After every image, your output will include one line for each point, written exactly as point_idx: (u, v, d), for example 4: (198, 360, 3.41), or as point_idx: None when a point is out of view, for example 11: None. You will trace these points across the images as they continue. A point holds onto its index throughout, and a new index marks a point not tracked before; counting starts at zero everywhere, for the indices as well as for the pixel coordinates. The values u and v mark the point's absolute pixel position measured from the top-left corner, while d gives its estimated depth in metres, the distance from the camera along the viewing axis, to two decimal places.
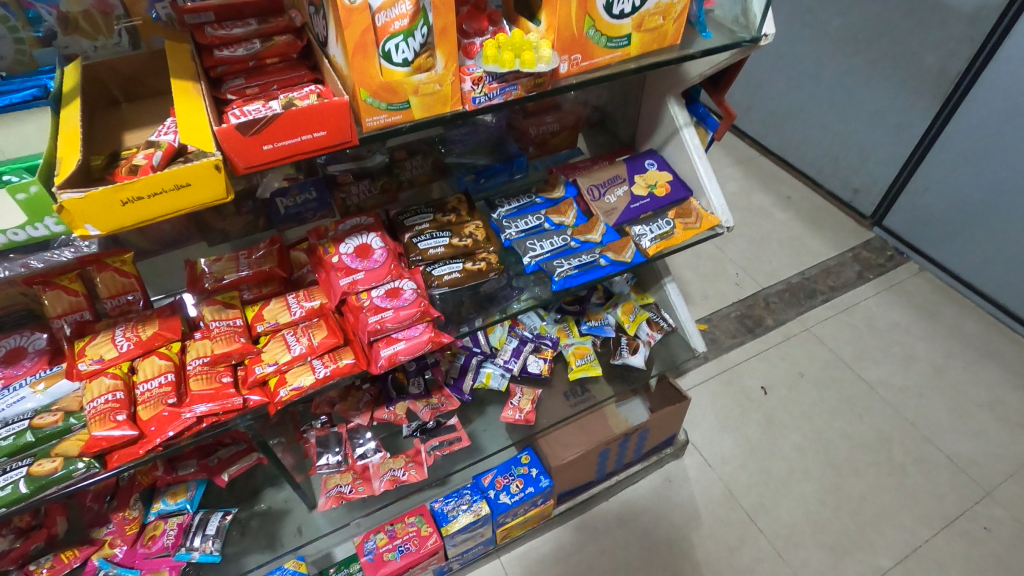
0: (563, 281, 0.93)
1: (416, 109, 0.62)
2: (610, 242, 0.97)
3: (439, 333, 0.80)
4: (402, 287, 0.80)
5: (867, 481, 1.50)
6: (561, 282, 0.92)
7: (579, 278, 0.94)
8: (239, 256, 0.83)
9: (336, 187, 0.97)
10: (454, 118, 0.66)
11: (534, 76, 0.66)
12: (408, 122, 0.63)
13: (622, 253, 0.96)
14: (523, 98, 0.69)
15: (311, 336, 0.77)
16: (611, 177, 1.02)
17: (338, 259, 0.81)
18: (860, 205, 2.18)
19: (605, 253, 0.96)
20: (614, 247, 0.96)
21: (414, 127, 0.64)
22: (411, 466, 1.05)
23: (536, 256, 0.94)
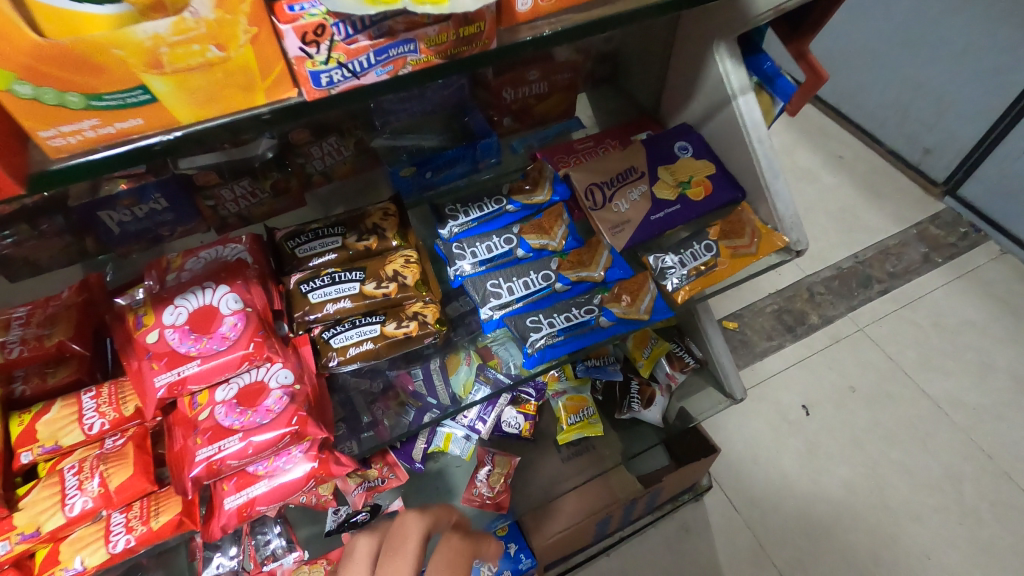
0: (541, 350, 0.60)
1: (176, 105, 0.33)
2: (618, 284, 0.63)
3: (327, 464, 0.49)
4: (265, 388, 0.48)
5: (932, 532, 1.21)
6: (538, 351, 0.59)
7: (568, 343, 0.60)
8: (9, 318, 0.51)
9: (196, 190, 0.62)
10: (279, 111, 0.36)
11: (439, 24, 0.36)
12: (175, 129, 0.34)
13: (635, 304, 0.62)
14: (429, 67, 0.39)
15: (107, 478, 0.46)
16: (623, 171, 0.67)
17: (159, 337, 0.48)
18: (929, 168, 1.78)
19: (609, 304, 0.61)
20: (623, 295, 0.62)
21: (195, 137, 0.35)
22: None
23: (501, 308, 0.61)
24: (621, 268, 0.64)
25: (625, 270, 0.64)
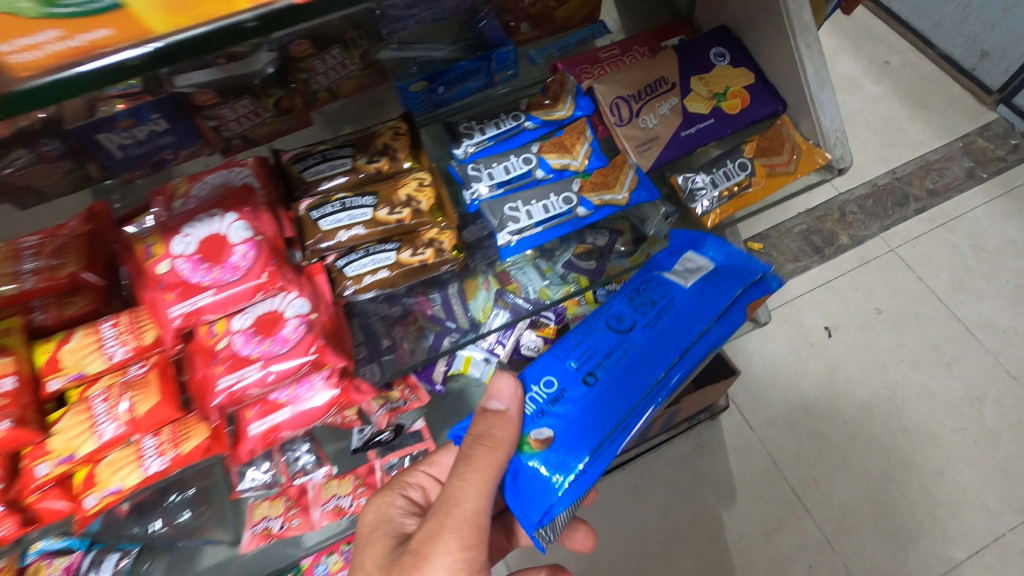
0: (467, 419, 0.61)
1: (146, 11, 0.28)
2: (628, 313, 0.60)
3: (348, 387, 0.49)
4: (281, 317, 0.47)
5: (948, 451, 1.22)
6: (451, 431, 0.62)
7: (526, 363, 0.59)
8: (21, 249, 0.51)
9: (195, 109, 0.59)
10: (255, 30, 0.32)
11: None
12: (142, 41, 0.30)
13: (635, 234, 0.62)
14: None
15: (132, 403, 0.46)
16: (653, 82, 0.62)
17: (169, 268, 0.47)
18: (984, 73, 1.64)
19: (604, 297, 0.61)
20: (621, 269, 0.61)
21: (154, 62, 0.31)
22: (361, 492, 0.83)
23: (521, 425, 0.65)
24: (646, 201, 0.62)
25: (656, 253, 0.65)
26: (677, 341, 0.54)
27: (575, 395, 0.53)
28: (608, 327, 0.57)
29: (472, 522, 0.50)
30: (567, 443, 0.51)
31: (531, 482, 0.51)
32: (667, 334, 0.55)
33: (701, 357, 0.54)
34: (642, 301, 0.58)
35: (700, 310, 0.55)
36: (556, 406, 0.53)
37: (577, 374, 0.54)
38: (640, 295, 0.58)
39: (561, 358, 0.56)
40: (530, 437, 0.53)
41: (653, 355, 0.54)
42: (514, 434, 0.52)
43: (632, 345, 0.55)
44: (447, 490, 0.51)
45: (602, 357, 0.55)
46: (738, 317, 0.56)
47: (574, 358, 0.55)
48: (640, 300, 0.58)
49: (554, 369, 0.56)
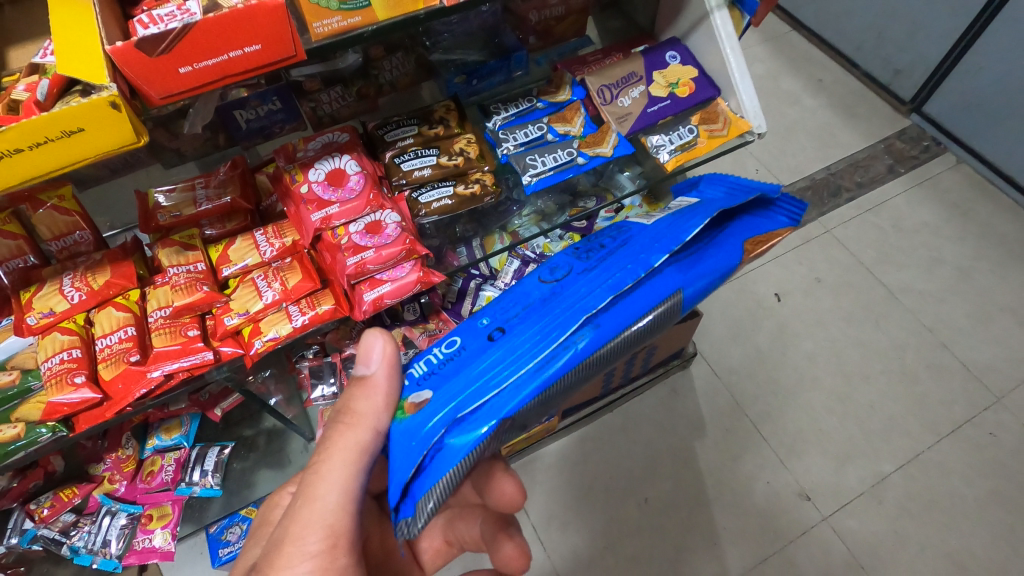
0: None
1: (379, 9, 0.50)
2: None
3: (427, 272, 0.71)
4: (384, 221, 0.70)
5: (877, 389, 1.46)
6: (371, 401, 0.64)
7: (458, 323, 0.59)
8: (194, 183, 0.72)
9: (302, 94, 0.82)
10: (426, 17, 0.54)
11: None
12: (370, 25, 0.51)
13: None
14: None
15: (284, 280, 0.68)
16: (626, 75, 0.87)
17: (308, 189, 0.70)
18: (899, 88, 1.95)
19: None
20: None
21: (377, 33, 0.53)
22: None
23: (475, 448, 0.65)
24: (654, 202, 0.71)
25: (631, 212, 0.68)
26: (611, 283, 0.53)
27: (476, 348, 0.52)
28: (540, 281, 0.57)
29: (327, 521, 0.57)
30: (444, 398, 0.51)
31: (405, 454, 0.50)
32: (594, 285, 0.53)
33: (648, 293, 0.53)
34: (587, 253, 0.59)
35: (643, 254, 0.55)
36: (448, 364, 0.53)
37: (485, 330, 0.54)
38: (588, 245, 0.60)
39: (476, 318, 0.56)
40: (407, 402, 0.53)
41: (575, 304, 0.52)
42: (378, 403, 0.55)
43: (554, 297, 0.54)
44: (310, 479, 0.58)
45: (518, 314, 0.54)
46: (710, 256, 0.56)
47: (488, 316, 0.55)
48: (587, 249, 0.59)
49: (467, 330, 0.55)
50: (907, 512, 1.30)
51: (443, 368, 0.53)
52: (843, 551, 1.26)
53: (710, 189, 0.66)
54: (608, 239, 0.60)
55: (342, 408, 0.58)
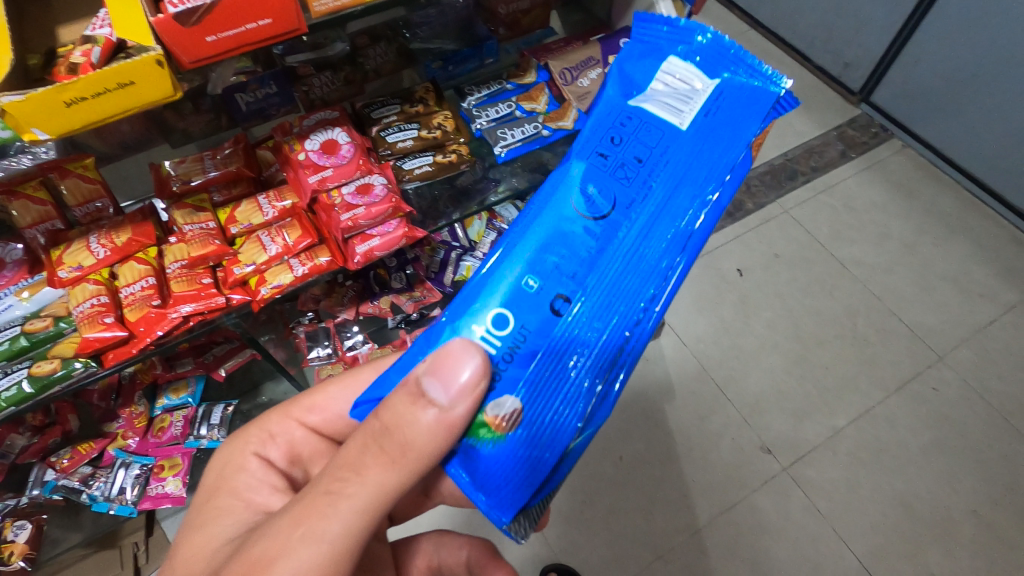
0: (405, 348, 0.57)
1: None
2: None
3: (411, 228, 0.82)
4: (373, 183, 0.80)
5: (831, 352, 1.58)
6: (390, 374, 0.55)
7: (480, 273, 0.53)
8: (203, 156, 0.81)
9: (297, 79, 0.92)
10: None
11: None
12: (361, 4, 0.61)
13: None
14: None
15: (285, 237, 0.78)
16: (584, 59, 0.99)
17: (305, 156, 0.80)
18: (848, 79, 2.10)
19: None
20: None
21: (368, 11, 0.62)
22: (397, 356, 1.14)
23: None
24: (632, 52, 0.61)
25: (623, 84, 0.59)
26: (676, 237, 0.53)
27: (542, 326, 0.51)
28: (583, 220, 0.53)
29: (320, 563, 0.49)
30: (527, 395, 0.50)
31: (504, 469, 0.50)
32: (649, 242, 0.53)
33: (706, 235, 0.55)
34: (616, 177, 0.55)
35: (687, 197, 0.54)
36: (509, 348, 0.50)
37: (542, 299, 0.51)
38: (618, 164, 0.55)
39: (518, 278, 0.52)
40: (487, 417, 0.50)
41: (647, 262, 0.53)
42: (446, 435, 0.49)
43: (609, 249, 0.53)
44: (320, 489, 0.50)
45: (574, 279, 0.52)
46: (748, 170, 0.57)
47: (534, 277, 0.52)
48: (621, 171, 0.55)
49: (516, 301, 0.51)
50: (859, 460, 1.41)
51: (514, 361, 0.50)
52: (801, 497, 1.36)
53: (720, 57, 0.58)
54: (637, 150, 0.55)
55: (389, 428, 0.49)
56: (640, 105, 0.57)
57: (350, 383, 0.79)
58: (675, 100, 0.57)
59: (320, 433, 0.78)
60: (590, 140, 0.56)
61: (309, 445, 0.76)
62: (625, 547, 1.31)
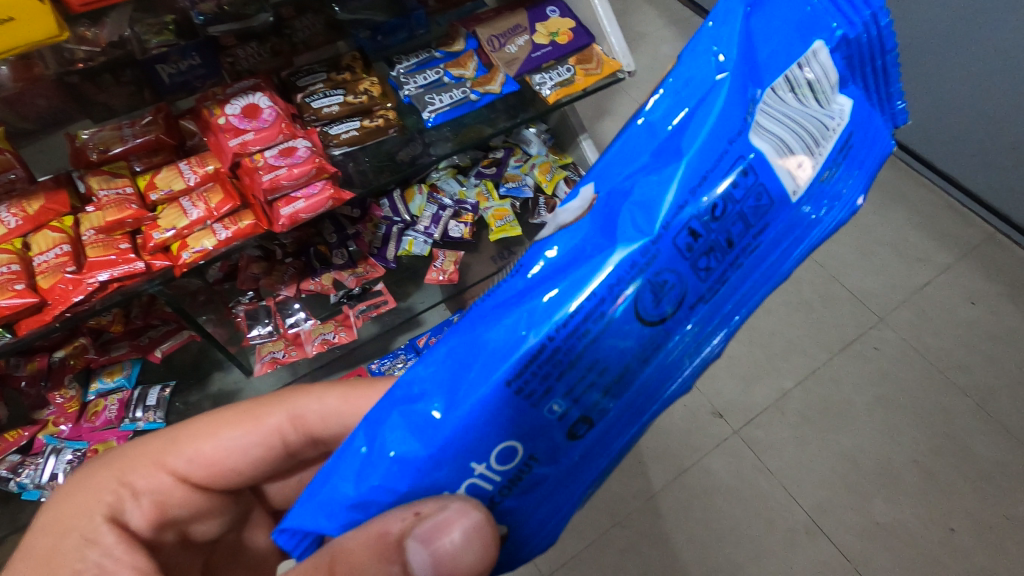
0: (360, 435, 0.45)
1: None
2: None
3: (338, 190, 0.82)
4: (296, 146, 0.80)
5: (778, 318, 1.61)
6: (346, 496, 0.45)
7: (484, 392, 0.42)
8: (121, 125, 0.80)
9: (220, 50, 0.91)
10: None
11: None
12: None
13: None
14: None
15: (207, 201, 0.77)
16: (513, 25, 1.00)
17: (225, 120, 0.79)
18: None
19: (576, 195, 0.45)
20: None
21: None
22: (341, 329, 1.13)
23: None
24: (720, 72, 0.44)
25: (728, 101, 0.43)
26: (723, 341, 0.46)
27: (557, 454, 0.44)
28: (638, 320, 0.42)
29: None
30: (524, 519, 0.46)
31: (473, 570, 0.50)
32: (698, 364, 0.44)
33: None
34: (692, 264, 0.42)
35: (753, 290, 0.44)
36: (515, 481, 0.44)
37: (563, 426, 0.43)
38: (700, 240, 0.42)
39: (546, 397, 0.42)
40: None
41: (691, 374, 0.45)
42: None
43: (656, 361, 0.43)
44: None
45: (601, 403, 0.43)
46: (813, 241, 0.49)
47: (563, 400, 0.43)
48: (699, 253, 0.42)
49: (531, 430, 0.43)
50: (807, 420, 1.45)
51: (515, 495, 0.45)
52: (752, 457, 1.40)
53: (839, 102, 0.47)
54: (719, 221, 0.43)
55: None
56: (747, 151, 0.43)
57: (250, 428, 0.68)
58: (787, 150, 0.44)
59: (202, 485, 0.66)
60: (677, 195, 0.41)
61: (187, 506, 0.64)
62: (583, 516, 1.32)
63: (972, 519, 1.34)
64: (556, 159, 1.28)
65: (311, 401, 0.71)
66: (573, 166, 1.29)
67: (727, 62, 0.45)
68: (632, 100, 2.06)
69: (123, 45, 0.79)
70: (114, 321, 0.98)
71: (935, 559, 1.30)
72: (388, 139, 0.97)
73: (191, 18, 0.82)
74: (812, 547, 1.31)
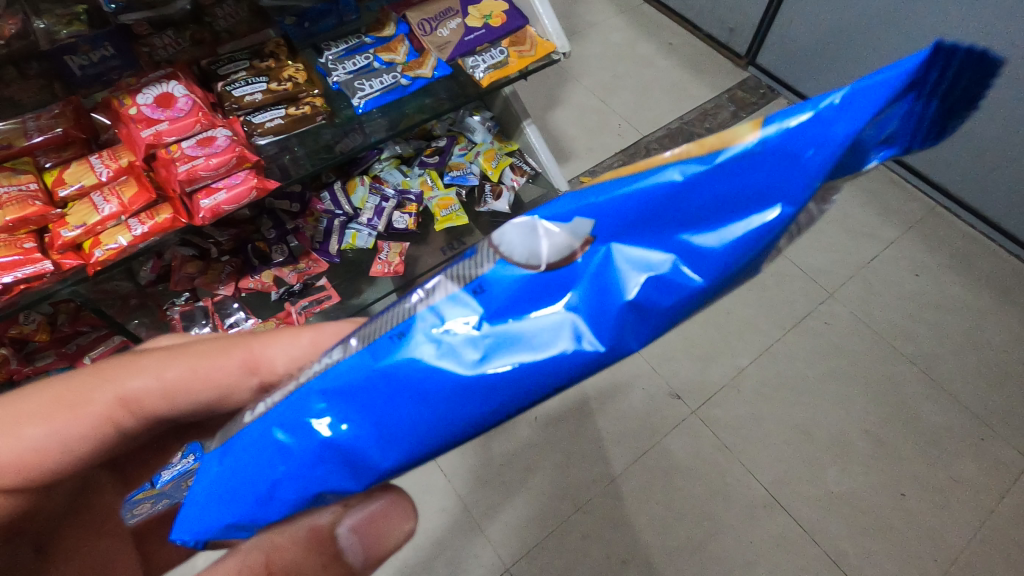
0: (255, 463, 0.36)
1: None
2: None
3: (263, 179, 0.82)
4: (215, 135, 0.78)
5: (732, 298, 1.62)
6: (235, 522, 0.37)
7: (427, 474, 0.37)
8: (24, 119, 0.78)
9: (135, 39, 0.80)
10: None
11: None
12: None
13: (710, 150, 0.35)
14: None
15: (121, 196, 0.75)
16: (444, 9, 0.98)
17: (137, 111, 0.76)
18: (735, 45, 2.17)
19: (565, 228, 0.33)
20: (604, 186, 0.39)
21: None
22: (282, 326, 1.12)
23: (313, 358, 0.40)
24: (785, 191, 0.32)
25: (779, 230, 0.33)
26: None
27: None
28: None
29: None
30: None
31: None
32: None
33: None
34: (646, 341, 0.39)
35: None
36: None
37: None
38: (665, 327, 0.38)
39: None
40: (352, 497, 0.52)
41: None
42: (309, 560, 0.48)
43: None
44: None
45: None
46: None
47: None
48: None
49: None
50: (762, 396, 1.47)
51: None
52: (709, 436, 1.41)
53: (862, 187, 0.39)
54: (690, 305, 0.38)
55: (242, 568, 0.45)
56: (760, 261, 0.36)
57: (62, 420, 0.57)
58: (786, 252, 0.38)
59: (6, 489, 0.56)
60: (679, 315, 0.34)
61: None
62: (544, 505, 1.32)
63: (921, 483, 1.38)
64: (500, 147, 1.27)
65: (130, 375, 0.60)
66: (518, 153, 1.28)
67: (801, 175, 0.32)
68: (584, 90, 2.06)
69: (28, 35, 0.70)
70: (39, 329, 0.94)
71: (887, 524, 1.34)
72: (319, 127, 0.95)
73: (101, 6, 0.73)
74: (770, 520, 1.32)
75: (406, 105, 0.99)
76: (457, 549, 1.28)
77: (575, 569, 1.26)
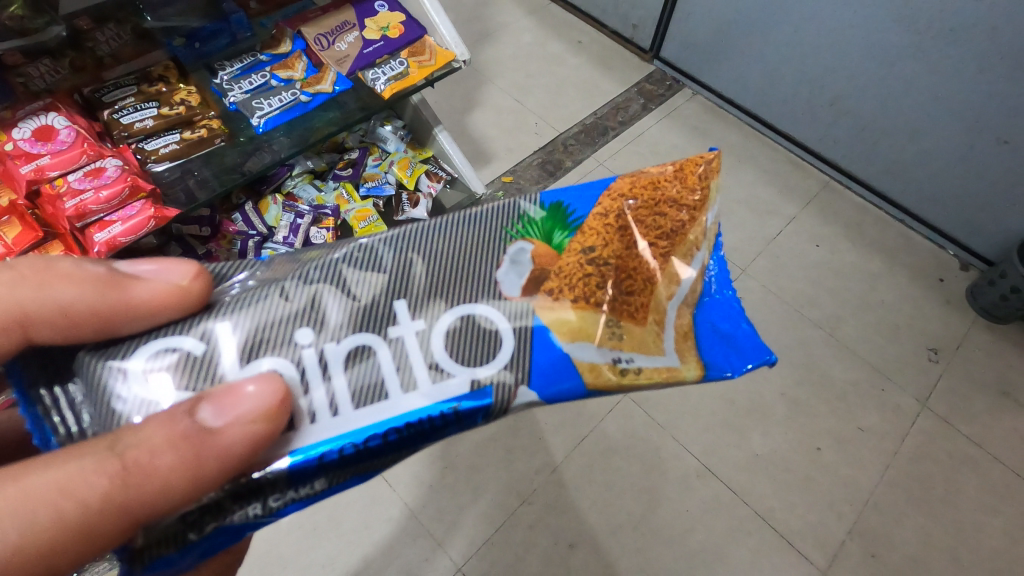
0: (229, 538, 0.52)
1: None
2: (566, 291, 0.55)
3: (159, 208, 0.83)
4: (103, 166, 0.80)
5: None
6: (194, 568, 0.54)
7: None
8: None
9: (7, 69, 0.76)
10: None
11: None
12: None
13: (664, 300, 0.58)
14: None
15: (4, 236, 0.77)
16: (339, 23, 0.99)
17: (14, 146, 0.77)
18: (639, 40, 2.26)
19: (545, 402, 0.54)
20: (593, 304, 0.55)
21: None
22: None
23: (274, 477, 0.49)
24: None
25: None
26: None
27: None
28: None
29: None
30: None
31: None
32: None
33: None
34: None
35: None
36: None
37: None
38: None
39: None
40: None
41: None
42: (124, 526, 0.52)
43: None
44: None
45: None
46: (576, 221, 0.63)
47: None
48: None
49: None
50: None
51: None
52: (642, 416, 1.48)
53: None
54: None
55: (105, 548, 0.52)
56: None
57: None
58: None
59: None
60: None
61: None
62: (491, 501, 1.34)
63: (834, 436, 1.51)
64: (414, 154, 1.28)
65: None
66: (433, 159, 1.29)
67: None
68: (499, 91, 2.10)
69: None
70: None
71: (808, 477, 1.45)
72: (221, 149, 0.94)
73: None
74: (703, 487, 1.41)
75: (312, 120, 0.99)
76: (408, 557, 1.28)
77: (526, 559, 1.29)
